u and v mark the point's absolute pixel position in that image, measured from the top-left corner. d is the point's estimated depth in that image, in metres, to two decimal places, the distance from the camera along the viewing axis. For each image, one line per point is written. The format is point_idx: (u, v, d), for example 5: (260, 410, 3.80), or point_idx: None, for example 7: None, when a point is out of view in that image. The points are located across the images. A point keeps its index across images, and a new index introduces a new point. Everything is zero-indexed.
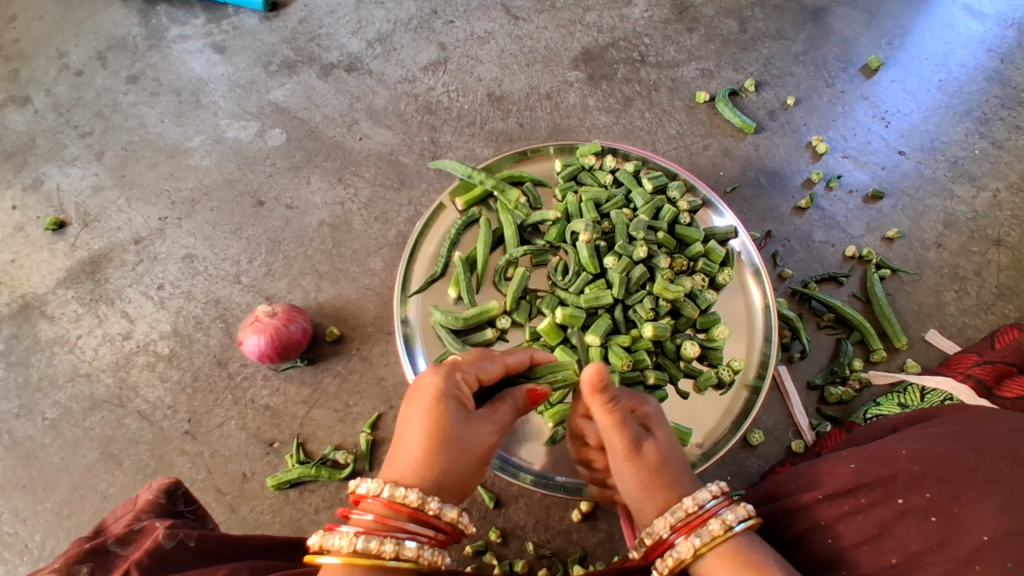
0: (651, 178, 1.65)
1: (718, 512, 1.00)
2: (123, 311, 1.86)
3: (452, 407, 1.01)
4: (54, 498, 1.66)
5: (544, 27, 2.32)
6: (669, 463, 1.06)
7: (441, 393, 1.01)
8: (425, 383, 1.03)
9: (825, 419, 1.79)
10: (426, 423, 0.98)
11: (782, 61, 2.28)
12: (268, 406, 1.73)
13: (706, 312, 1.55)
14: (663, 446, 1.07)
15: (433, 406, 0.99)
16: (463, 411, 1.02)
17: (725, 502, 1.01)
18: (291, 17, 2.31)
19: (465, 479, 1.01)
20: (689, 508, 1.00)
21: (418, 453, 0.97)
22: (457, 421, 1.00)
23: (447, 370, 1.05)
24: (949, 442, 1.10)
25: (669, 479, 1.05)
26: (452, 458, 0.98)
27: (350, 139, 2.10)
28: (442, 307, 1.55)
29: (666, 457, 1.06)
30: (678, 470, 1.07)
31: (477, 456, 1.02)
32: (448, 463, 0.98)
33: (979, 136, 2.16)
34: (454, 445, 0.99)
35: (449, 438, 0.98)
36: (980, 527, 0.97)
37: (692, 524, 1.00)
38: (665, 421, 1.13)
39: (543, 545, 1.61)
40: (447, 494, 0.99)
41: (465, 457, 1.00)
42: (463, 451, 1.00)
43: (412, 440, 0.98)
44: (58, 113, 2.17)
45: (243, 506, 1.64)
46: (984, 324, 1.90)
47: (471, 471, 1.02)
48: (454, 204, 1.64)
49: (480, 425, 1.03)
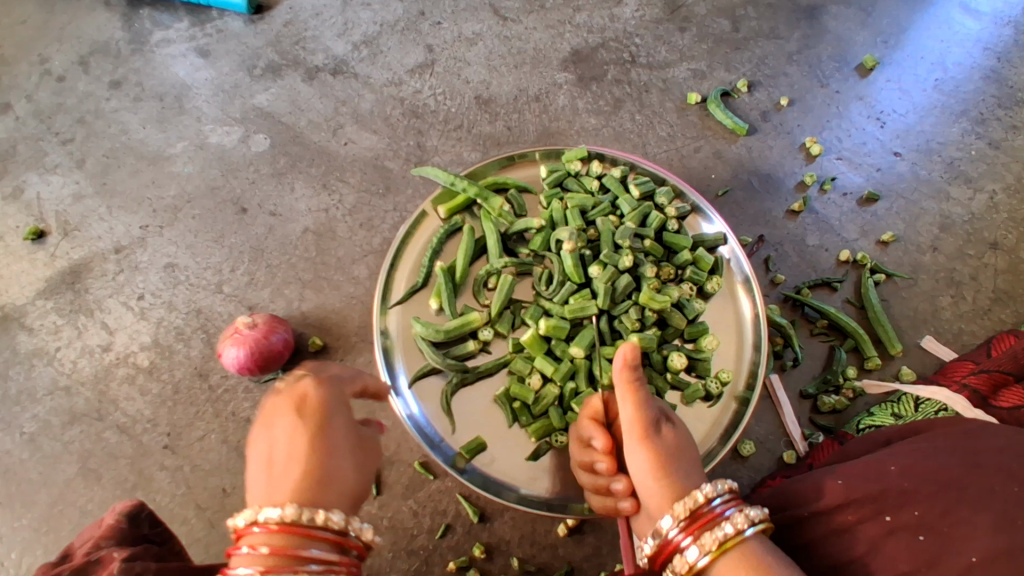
0: (639, 184, 1.62)
1: (725, 514, 0.99)
2: (103, 322, 1.83)
3: (328, 416, 1.07)
4: (32, 515, 1.63)
5: (533, 28, 2.29)
6: (687, 450, 1.09)
7: (315, 404, 1.07)
8: (297, 399, 1.08)
9: (818, 429, 1.75)
10: (297, 437, 1.02)
11: (776, 61, 2.23)
12: (250, 419, 1.70)
13: (694, 322, 1.52)
14: (681, 437, 1.11)
15: (306, 420, 1.05)
16: (336, 424, 1.07)
17: (731, 504, 1.00)
18: (276, 19, 2.27)
19: (349, 490, 1.04)
20: (692, 504, 1.00)
21: (298, 469, 1.00)
22: (334, 432, 1.05)
23: (319, 388, 1.10)
24: (941, 457, 1.07)
25: (686, 466, 1.07)
26: (330, 465, 1.02)
27: (335, 143, 2.07)
28: (423, 320, 1.51)
29: (682, 445, 1.09)
30: (691, 460, 1.09)
31: (357, 472, 1.06)
32: (330, 472, 1.01)
33: (976, 136, 2.11)
34: (334, 456, 1.03)
35: (325, 447, 1.03)
36: (971, 547, 0.94)
37: (697, 525, 0.99)
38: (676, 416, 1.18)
39: (528, 560, 1.58)
40: (336, 505, 1.00)
41: (347, 468, 1.04)
42: (339, 456, 1.04)
43: (288, 452, 1.01)
44: (39, 120, 2.14)
45: (223, 521, 1.61)
46: (981, 329, 1.86)
47: (355, 481, 1.05)
48: (437, 212, 1.60)
49: (353, 435, 1.08)
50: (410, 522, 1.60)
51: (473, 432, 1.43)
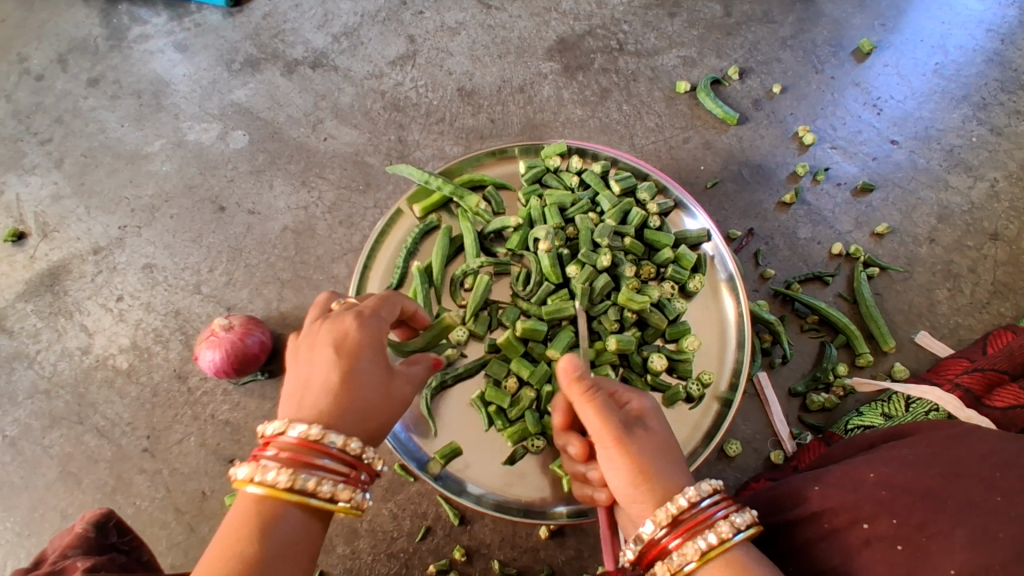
0: (619, 180, 1.56)
1: (715, 519, 0.93)
2: (82, 325, 1.81)
3: (368, 351, 1.01)
4: (13, 519, 1.63)
5: (518, 16, 2.22)
6: (671, 450, 1.01)
7: (356, 338, 1.00)
8: (341, 326, 1.01)
9: (806, 427, 1.71)
10: (342, 362, 0.98)
11: (769, 46, 2.16)
12: (228, 421, 1.69)
13: (675, 322, 1.47)
14: (660, 435, 1.02)
15: (352, 350, 0.99)
16: (383, 361, 1.02)
17: (720, 507, 0.95)
18: (254, 12, 2.22)
19: (377, 428, 1.01)
20: (676, 510, 0.94)
21: (329, 393, 0.96)
22: (376, 365, 1.01)
23: (367, 319, 1.04)
24: (920, 465, 1.04)
25: (666, 467, 0.98)
26: (361, 401, 0.98)
27: (315, 139, 2.03)
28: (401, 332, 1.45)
29: (660, 444, 1.01)
30: (675, 457, 1.00)
31: (390, 407, 1.03)
32: (363, 404, 0.98)
33: (977, 123, 2.04)
34: (370, 392, 0.99)
35: (365, 379, 0.99)
36: (949, 560, 0.91)
37: (684, 532, 0.93)
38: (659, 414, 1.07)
39: (509, 563, 1.56)
40: (363, 430, 0.99)
41: (379, 401, 1.01)
42: (372, 395, 0.99)
43: (329, 377, 0.97)
44: (18, 120, 2.11)
45: (202, 525, 1.60)
46: (978, 324, 1.81)
47: (383, 414, 1.03)
48: (412, 211, 1.56)
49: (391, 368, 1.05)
50: (389, 525, 1.58)
51: (448, 437, 1.40)
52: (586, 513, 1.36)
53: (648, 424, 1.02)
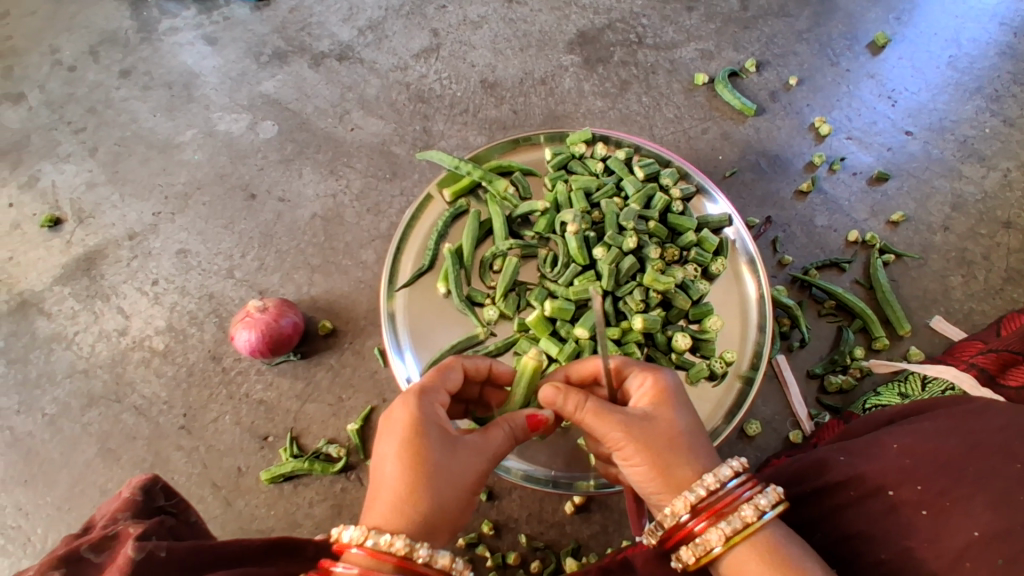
0: (643, 166, 1.61)
1: (743, 499, 0.97)
2: (118, 307, 1.87)
3: (429, 435, 0.99)
4: (55, 493, 1.68)
5: (539, 10, 2.27)
6: (680, 440, 1.00)
7: (414, 423, 0.99)
8: (397, 415, 1.01)
9: (824, 408, 1.75)
10: (402, 455, 0.97)
11: (785, 40, 2.21)
12: (262, 400, 1.74)
13: (699, 303, 1.51)
14: (669, 430, 1.01)
15: (404, 438, 0.98)
16: (446, 439, 1.00)
17: (745, 488, 0.98)
18: (281, 6, 2.28)
19: (455, 514, 0.97)
20: (705, 491, 0.97)
21: (395, 493, 0.95)
22: (436, 447, 0.98)
23: (416, 399, 1.03)
24: (941, 434, 1.05)
25: (676, 463, 0.99)
26: (428, 488, 0.95)
27: (342, 129, 2.08)
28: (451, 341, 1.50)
29: (670, 440, 1.00)
30: (688, 450, 1.00)
31: (467, 487, 0.99)
32: (430, 494, 0.95)
33: (990, 114, 2.08)
34: (437, 479, 0.96)
35: (427, 469, 0.96)
36: (971, 523, 0.93)
37: (714, 514, 0.97)
38: (676, 395, 1.04)
39: (536, 538, 1.61)
40: (440, 522, 0.95)
41: (449, 484, 0.97)
42: (440, 478, 0.96)
43: (392, 474, 0.96)
44: (51, 110, 2.17)
45: (238, 500, 1.65)
46: (992, 309, 1.85)
47: (463, 498, 0.98)
48: (442, 195, 1.61)
49: (464, 444, 1.01)
50: None
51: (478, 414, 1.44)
52: (615, 484, 1.41)
53: (655, 421, 1.01)
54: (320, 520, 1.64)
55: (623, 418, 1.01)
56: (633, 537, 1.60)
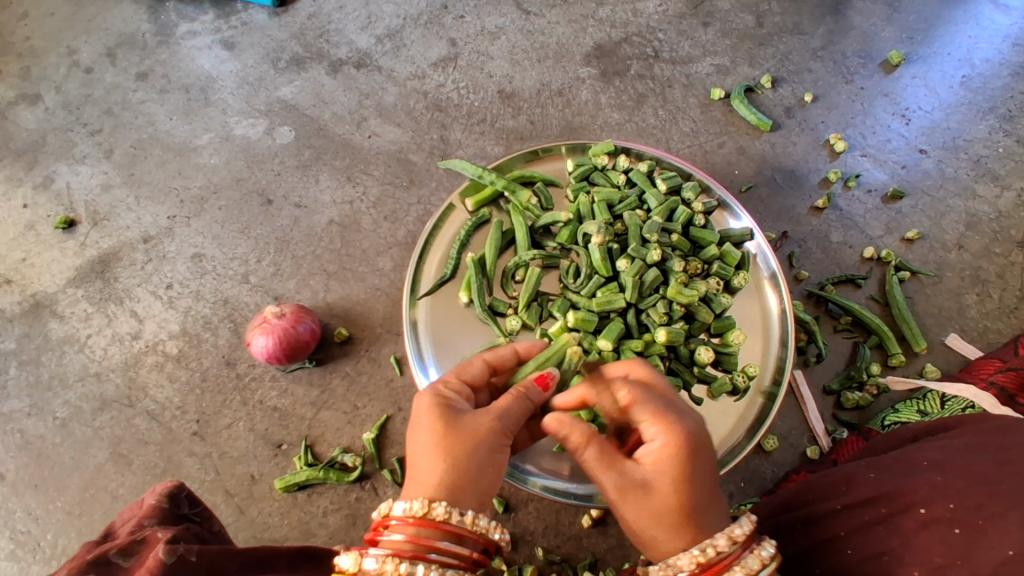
0: (665, 179, 1.61)
1: (741, 556, 0.93)
2: (132, 311, 1.86)
3: (445, 414, 0.98)
4: (65, 498, 1.66)
5: (556, 22, 2.29)
6: (669, 513, 0.93)
7: (431, 408, 0.99)
8: (417, 406, 1.02)
9: (841, 425, 1.75)
10: (431, 441, 0.95)
11: (800, 57, 2.22)
12: (277, 407, 1.72)
13: (721, 316, 1.52)
14: (662, 500, 0.93)
15: (423, 424, 0.98)
16: (465, 414, 0.99)
17: (746, 546, 0.95)
18: (300, 12, 2.28)
19: (482, 479, 0.95)
20: (691, 564, 0.91)
21: (423, 470, 0.93)
22: (466, 430, 0.96)
23: (430, 389, 1.04)
24: (971, 453, 1.07)
25: (666, 531, 0.93)
26: (454, 455, 0.94)
27: (359, 136, 2.08)
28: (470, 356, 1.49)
29: (661, 509, 0.93)
30: (683, 525, 0.93)
31: (490, 454, 0.96)
32: (458, 476, 0.93)
33: (1003, 134, 2.10)
34: (457, 449, 0.94)
35: (447, 441, 0.94)
36: (1006, 540, 0.93)
37: (707, 572, 0.92)
38: (683, 463, 0.93)
39: (552, 551, 1.60)
40: (470, 500, 0.93)
41: (479, 467, 0.94)
42: (463, 445, 0.94)
43: (422, 459, 0.94)
44: (68, 111, 2.16)
45: (251, 508, 1.64)
46: (1007, 328, 1.86)
47: (493, 475, 0.96)
48: (465, 205, 1.61)
49: (487, 417, 0.99)
50: None
51: None
52: None
53: (651, 491, 0.93)
54: (335, 529, 1.62)
55: (618, 479, 0.95)
56: None
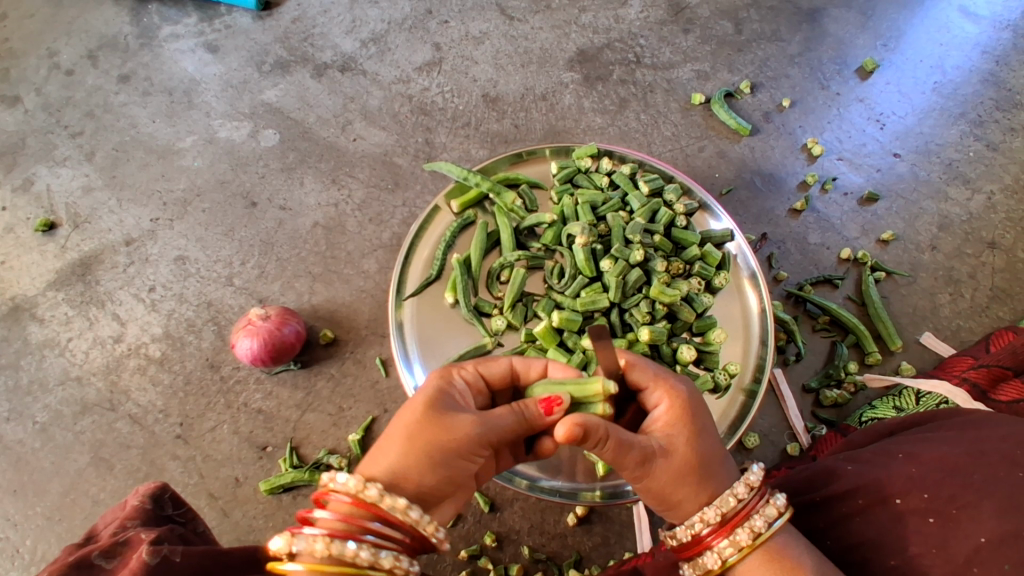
0: (648, 181, 1.64)
1: (755, 509, 0.95)
2: (114, 314, 1.84)
3: (432, 407, 0.94)
4: (45, 503, 1.64)
5: (540, 28, 2.32)
6: (692, 470, 0.96)
7: (424, 400, 0.95)
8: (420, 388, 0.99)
9: (820, 422, 1.79)
10: (404, 428, 0.93)
11: (778, 63, 2.28)
12: (261, 410, 1.72)
13: (702, 316, 1.55)
14: (682, 459, 0.95)
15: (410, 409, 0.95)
16: (453, 413, 0.94)
17: (761, 495, 0.96)
18: (284, 16, 2.29)
19: (441, 479, 0.93)
20: (715, 516, 0.95)
21: (392, 450, 0.93)
22: (437, 429, 0.92)
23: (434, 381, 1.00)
24: (946, 445, 1.09)
25: (690, 489, 0.96)
26: (417, 450, 0.92)
27: (344, 139, 2.09)
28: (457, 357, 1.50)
29: (686, 468, 0.95)
30: (702, 479, 0.96)
31: (458, 459, 0.93)
32: (421, 474, 0.92)
33: (974, 139, 2.16)
34: (426, 446, 0.92)
35: (421, 437, 0.92)
36: (979, 528, 0.95)
37: (724, 527, 0.95)
38: (693, 418, 0.98)
39: (538, 549, 1.61)
40: (426, 494, 0.93)
41: (444, 467, 0.93)
42: (432, 443, 0.92)
43: (392, 444, 0.93)
44: (48, 113, 2.14)
45: (235, 511, 1.63)
46: (978, 326, 1.91)
47: (451, 479, 0.95)
48: (450, 207, 1.62)
49: (465, 421, 0.93)
50: None
51: None
52: (621, 494, 1.42)
53: (673, 452, 0.95)
54: None
55: (641, 454, 0.93)
56: (635, 548, 1.60)
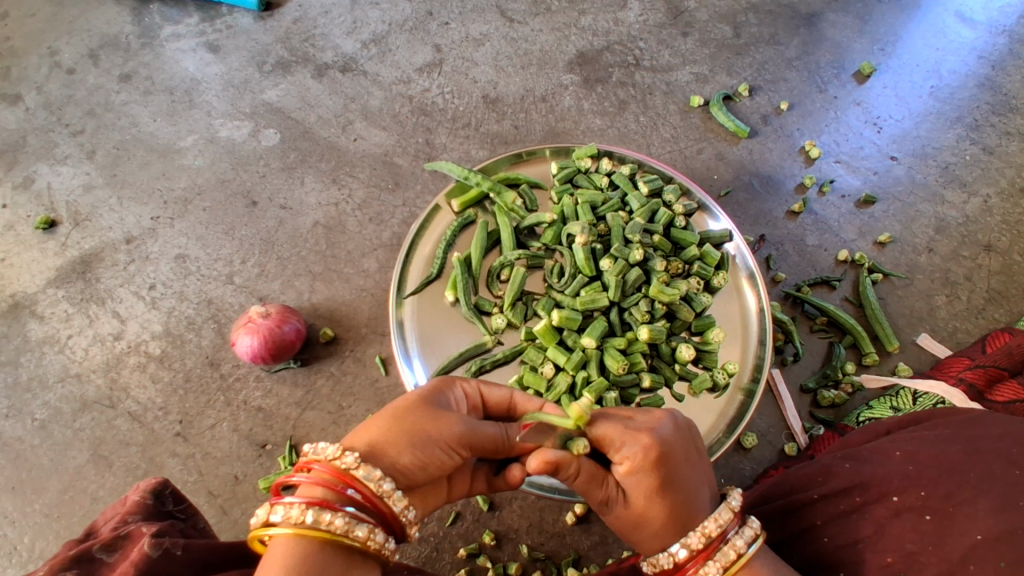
0: (647, 181, 1.66)
1: (715, 550, 0.92)
2: (114, 311, 1.84)
3: (425, 405, 0.95)
4: (43, 500, 1.64)
5: (539, 30, 2.33)
6: (649, 522, 0.95)
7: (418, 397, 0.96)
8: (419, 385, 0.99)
9: (817, 422, 1.80)
10: (395, 409, 0.93)
11: (776, 66, 2.29)
12: (260, 408, 1.72)
13: (701, 315, 1.55)
14: (638, 508, 0.95)
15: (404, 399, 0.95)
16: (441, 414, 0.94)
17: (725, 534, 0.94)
18: (285, 17, 2.30)
19: (415, 470, 0.91)
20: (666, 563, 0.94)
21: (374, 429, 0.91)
22: (426, 418, 0.92)
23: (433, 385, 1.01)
24: (943, 443, 1.10)
25: (646, 534, 0.96)
26: (400, 434, 0.90)
27: (345, 139, 2.10)
28: (460, 354, 1.51)
29: (640, 518, 0.95)
30: (661, 529, 0.95)
31: (435, 455, 0.92)
32: (399, 457, 0.90)
33: (970, 142, 2.18)
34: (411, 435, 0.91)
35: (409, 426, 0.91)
36: (974, 526, 0.96)
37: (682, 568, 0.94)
38: (659, 474, 0.93)
39: (537, 548, 1.61)
40: (402, 479, 0.90)
41: (423, 457, 0.91)
42: (416, 433, 0.91)
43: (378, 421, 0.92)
44: (49, 111, 2.15)
45: (234, 508, 1.63)
46: (975, 328, 1.92)
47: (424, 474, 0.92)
48: (450, 206, 1.63)
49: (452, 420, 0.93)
50: None
51: None
52: None
53: (630, 500, 0.95)
54: None
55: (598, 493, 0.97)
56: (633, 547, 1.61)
